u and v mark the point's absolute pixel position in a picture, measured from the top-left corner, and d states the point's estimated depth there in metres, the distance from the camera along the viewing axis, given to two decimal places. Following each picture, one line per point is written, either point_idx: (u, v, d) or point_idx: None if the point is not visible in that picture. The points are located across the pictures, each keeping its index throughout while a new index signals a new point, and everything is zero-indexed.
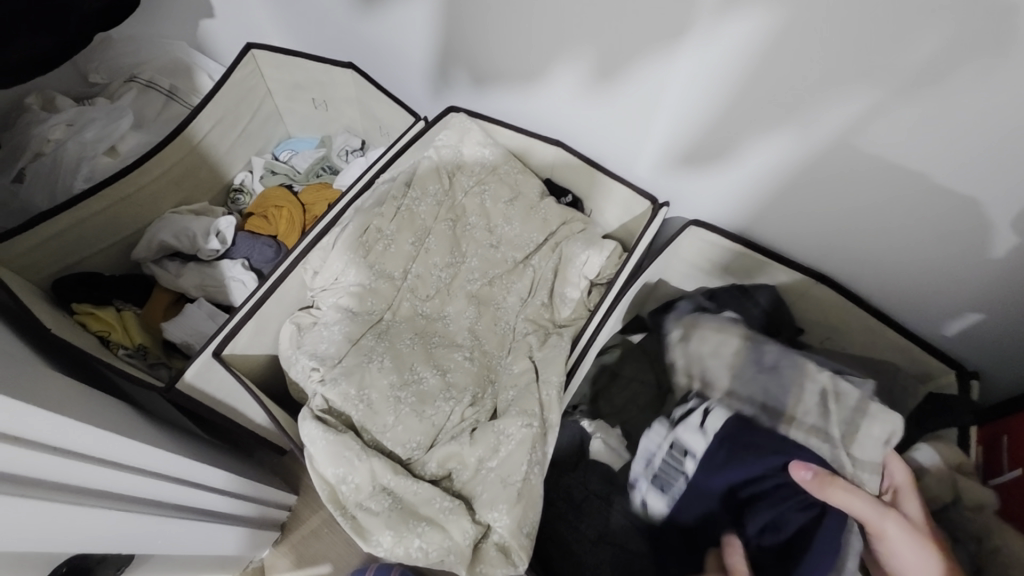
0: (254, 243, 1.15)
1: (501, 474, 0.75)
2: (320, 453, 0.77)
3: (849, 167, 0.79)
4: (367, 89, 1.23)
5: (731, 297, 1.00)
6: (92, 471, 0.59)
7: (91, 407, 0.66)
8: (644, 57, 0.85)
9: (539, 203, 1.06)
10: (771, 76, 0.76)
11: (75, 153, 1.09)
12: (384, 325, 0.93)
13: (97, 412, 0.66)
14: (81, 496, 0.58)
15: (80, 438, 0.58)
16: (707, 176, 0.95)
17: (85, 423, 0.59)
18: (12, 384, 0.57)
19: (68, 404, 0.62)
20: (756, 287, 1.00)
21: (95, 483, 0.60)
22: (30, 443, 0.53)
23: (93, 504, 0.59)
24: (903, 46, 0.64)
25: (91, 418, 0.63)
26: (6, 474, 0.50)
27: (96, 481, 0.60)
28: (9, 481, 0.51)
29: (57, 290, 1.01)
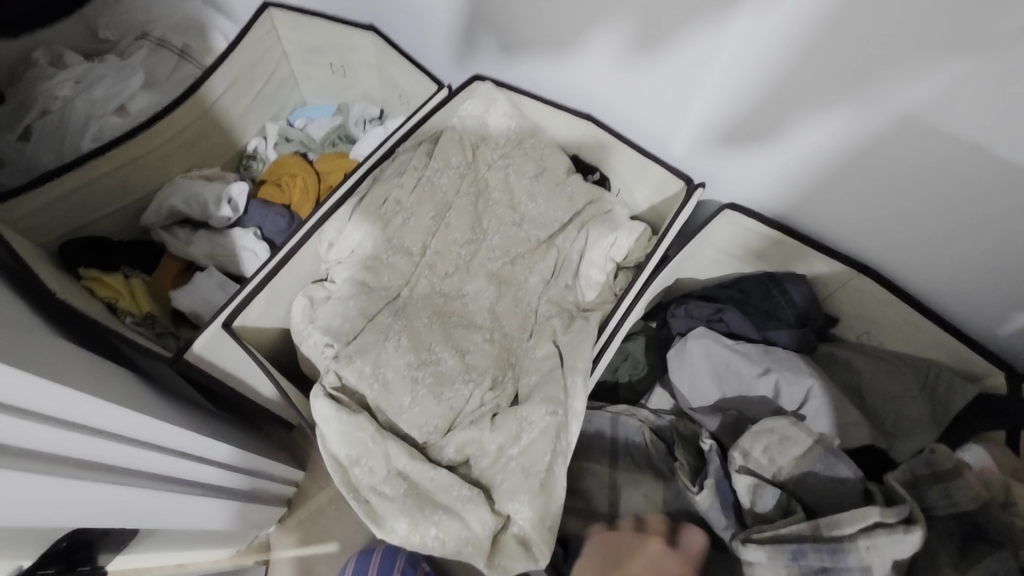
0: (266, 212, 1.11)
1: (523, 463, 0.71)
2: (333, 432, 0.74)
3: (908, 152, 0.74)
4: (388, 55, 1.17)
5: (759, 290, 0.96)
6: (93, 445, 0.56)
7: (92, 377, 0.62)
8: (690, 24, 0.78)
9: (564, 179, 1.01)
10: (832, 47, 0.70)
11: (83, 110, 1.04)
12: (401, 301, 0.89)
13: (101, 382, 0.63)
14: (81, 469, 0.55)
15: (81, 409, 0.55)
16: (747, 157, 0.90)
17: (87, 393, 0.56)
18: (13, 349, 0.54)
19: (71, 373, 0.58)
20: (789, 277, 0.95)
21: (96, 456, 0.57)
22: (27, 412, 0.49)
23: (93, 478, 0.56)
24: (987, 16, 0.58)
25: (95, 388, 0.59)
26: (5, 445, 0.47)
27: (98, 455, 0.57)
28: (7, 451, 0.48)
29: (64, 254, 0.98)
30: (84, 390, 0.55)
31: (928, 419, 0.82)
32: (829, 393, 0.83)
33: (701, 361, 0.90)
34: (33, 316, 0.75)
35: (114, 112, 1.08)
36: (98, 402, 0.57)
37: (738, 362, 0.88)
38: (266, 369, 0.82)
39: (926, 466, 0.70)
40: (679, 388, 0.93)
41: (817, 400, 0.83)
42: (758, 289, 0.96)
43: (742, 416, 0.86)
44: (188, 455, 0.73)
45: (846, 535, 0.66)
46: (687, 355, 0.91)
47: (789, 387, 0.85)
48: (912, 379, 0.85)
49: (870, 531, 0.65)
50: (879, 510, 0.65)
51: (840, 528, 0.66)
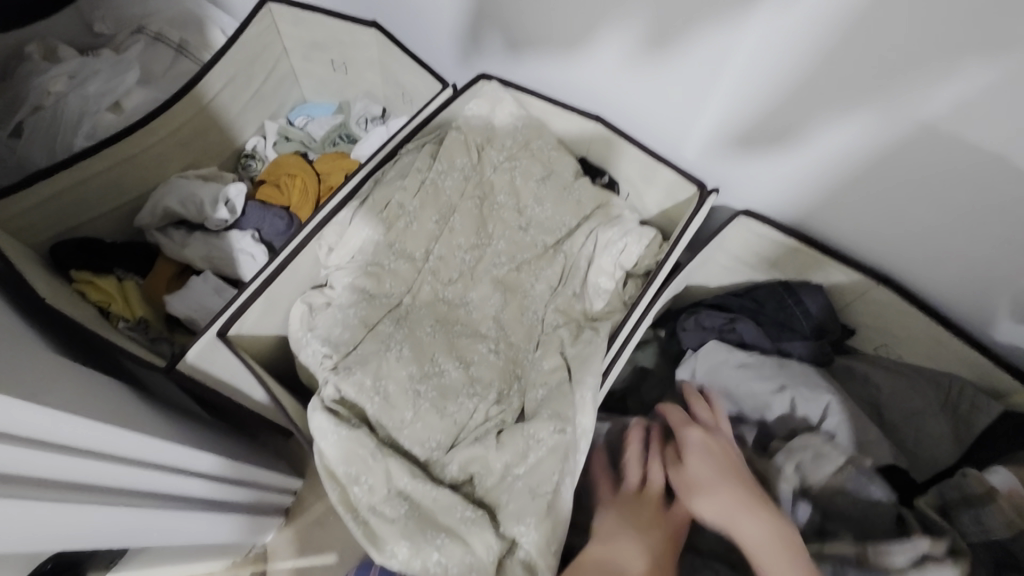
0: (265, 213, 1.07)
1: (529, 483, 0.68)
2: (331, 449, 0.71)
3: (938, 159, 0.70)
4: (391, 52, 1.14)
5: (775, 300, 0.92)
6: (71, 464, 0.53)
7: (73, 391, 0.59)
8: (707, 22, 0.74)
9: (572, 183, 0.97)
10: (860, 48, 0.66)
11: (76, 107, 1.01)
12: (402, 310, 0.85)
13: (86, 398, 0.60)
14: (58, 489, 0.52)
15: (61, 429, 0.52)
16: (763, 162, 0.86)
17: (69, 412, 0.53)
18: None
19: (52, 390, 0.55)
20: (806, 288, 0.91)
21: (74, 475, 0.54)
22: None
23: (70, 499, 0.53)
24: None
25: (79, 405, 0.56)
26: None
27: (76, 474, 0.54)
28: None
29: (55, 256, 0.95)
30: (61, 406, 0.52)
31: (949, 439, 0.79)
32: (848, 411, 0.80)
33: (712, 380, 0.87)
34: (19, 322, 0.71)
35: (109, 109, 1.04)
36: (79, 419, 0.54)
37: (751, 381, 0.85)
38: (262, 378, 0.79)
39: (956, 490, 0.71)
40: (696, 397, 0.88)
41: (837, 417, 0.80)
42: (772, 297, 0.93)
43: (761, 435, 0.83)
44: (178, 469, 0.70)
45: (895, 566, 0.64)
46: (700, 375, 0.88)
47: (806, 404, 0.81)
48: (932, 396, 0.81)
49: (920, 565, 0.63)
50: (928, 540, 0.65)
51: (890, 558, 0.65)
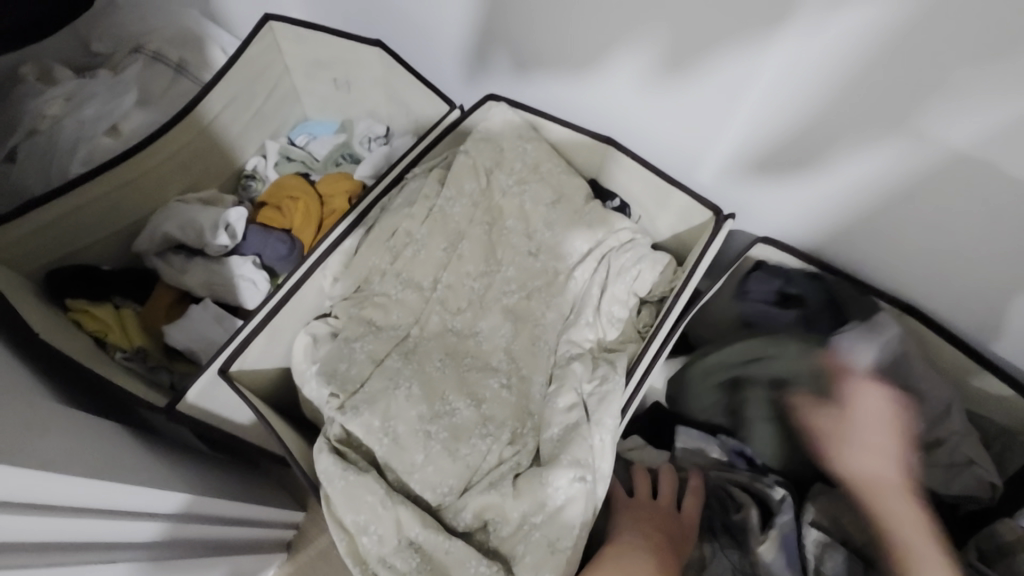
0: (266, 238, 1.04)
1: (548, 536, 0.65)
2: (338, 496, 0.67)
3: (971, 189, 0.67)
4: (396, 71, 1.11)
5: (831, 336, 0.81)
6: (50, 523, 0.50)
7: (57, 438, 0.56)
8: (728, 47, 0.72)
9: (584, 207, 0.94)
10: (890, 71, 0.63)
11: (72, 132, 0.98)
12: (410, 343, 0.82)
13: (71, 445, 0.56)
14: (37, 553, 0.49)
15: (41, 487, 0.49)
16: (782, 187, 0.84)
17: (49, 468, 0.49)
18: None
19: (36, 440, 0.52)
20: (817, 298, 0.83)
21: (53, 534, 0.51)
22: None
23: (52, 563, 0.50)
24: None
25: (66, 455, 0.54)
26: None
27: (53, 532, 0.51)
28: None
29: (50, 282, 0.93)
30: (37, 462, 0.49)
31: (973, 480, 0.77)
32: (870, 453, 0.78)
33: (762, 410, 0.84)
34: (10, 363, 0.68)
35: (106, 133, 1.01)
36: (66, 475, 0.51)
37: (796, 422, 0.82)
38: (263, 416, 0.76)
39: None
40: (688, 436, 0.86)
41: None
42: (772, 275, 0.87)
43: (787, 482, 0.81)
44: (173, 517, 0.67)
45: None
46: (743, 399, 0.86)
47: None
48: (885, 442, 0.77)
49: None
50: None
51: None
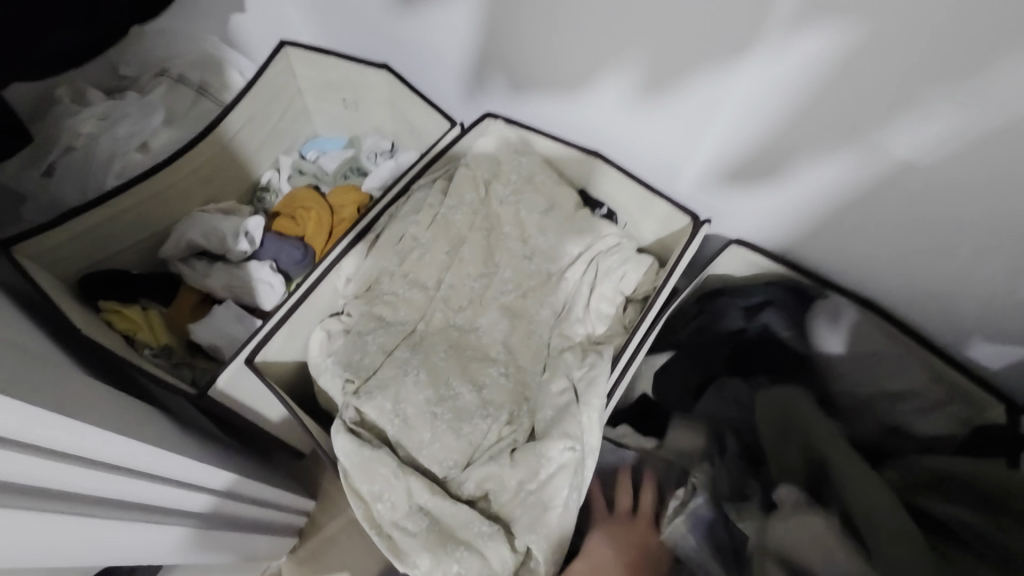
0: (281, 244, 1.13)
1: (541, 500, 0.73)
2: (354, 468, 0.76)
3: (908, 198, 0.76)
4: (401, 92, 1.21)
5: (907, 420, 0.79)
6: (116, 484, 0.57)
7: (116, 412, 0.64)
8: (698, 72, 0.82)
9: (574, 214, 1.03)
10: (833, 96, 0.73)
11: (107, 148, 1.07)
12: (417, 336, 0.91)
13: (129, 420, 0.65)
14: (105, 509, 0.56)
15: (115, 451, 0.56)
16: (752, 195, 0.93)
17: (121, 435, 0.58)
18: (57, 390, 0.56)
19: (106, 412, 0.61)
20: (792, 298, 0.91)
21: (119, 494, 0.58)
22: (55, 452, 0.50)
23: (119, 519, 0.57)
24: (1002, 67, 0.59)
25: (129, 428, 0.62)
26: (43, 488, 0.49)
27: (120, 493, 0.58)
28: (44, 495, 0.49)
29: (85, 286, 1.01)
30: (109, 427, 0.57)
31: None
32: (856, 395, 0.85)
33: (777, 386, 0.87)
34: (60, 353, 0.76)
35: (137, 149, 1.11)
36: (132, 442, 0.59)
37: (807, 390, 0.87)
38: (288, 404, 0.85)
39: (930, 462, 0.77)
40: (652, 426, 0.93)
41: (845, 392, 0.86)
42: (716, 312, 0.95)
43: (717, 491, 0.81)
44: (212, 489, 0.74)
45: None
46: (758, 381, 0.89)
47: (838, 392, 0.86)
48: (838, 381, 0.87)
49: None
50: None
51: None
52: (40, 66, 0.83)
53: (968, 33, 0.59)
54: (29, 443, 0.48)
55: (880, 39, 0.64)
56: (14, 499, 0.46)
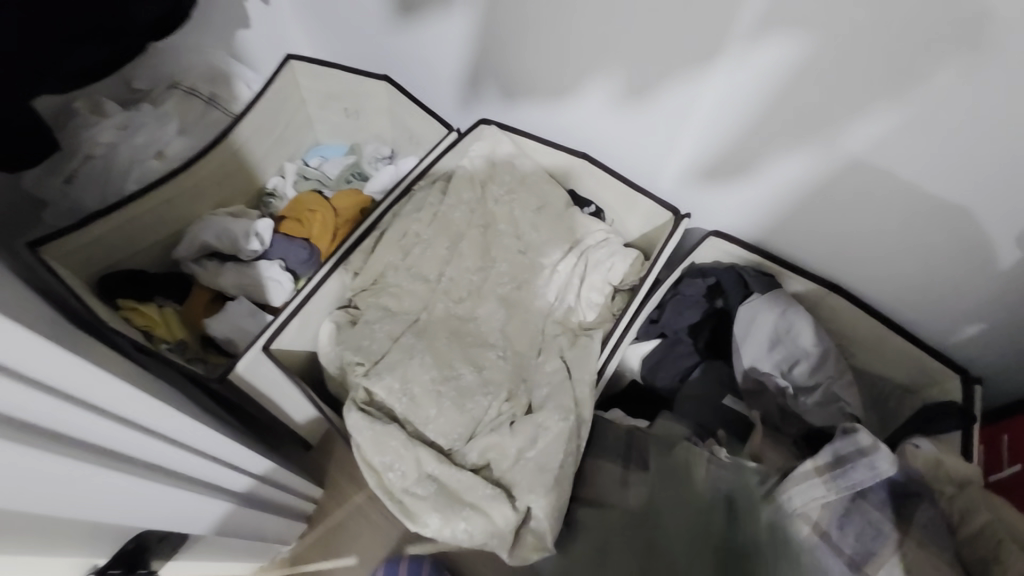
0: (289, 245, 1.19)
1: (539, 461, 0.82)
2: (366, 441, 0.84)
3: (863, 188, 0.84)
4: (400, 101, 1.29)
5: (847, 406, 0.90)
6: (162, 451, 0.63)
7: (164, 390, 0.71)
8: (674, 77, 0.90)
9: (564, 211, 1.10)
10: (793, 98, 0.81)
11: (126, 156, 1.14)
12: (421, 324, 0.98)
13: (177, 401, 0.71)
14: (152, 473, 0.62)
15: (165, 422, 0.63)
16: (726, 190, 1.01)
17: (174, 410, 0.64)
18: (120, 366, 0.63)
19: (155, 389, 0.67)
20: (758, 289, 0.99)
21: (163, 461, 0.64)
22: (116, 415, 0.56)
23: (163, 483, 0.63)
24: (939, 71, 0.67)
25: (176, 405, 0.68)
26: (107, 449, 0.55)
27: (164, 459, 0.64)
28: (108, 455, 0.55)
29: (106, 285, 1.08)
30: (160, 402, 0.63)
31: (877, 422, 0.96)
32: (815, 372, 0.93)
33: (742, 360, 0.96)
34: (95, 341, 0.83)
35: (153, 157, 1.19)
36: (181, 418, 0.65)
37: (764, 364, 0.95)
38: (315, 401, 0.95)
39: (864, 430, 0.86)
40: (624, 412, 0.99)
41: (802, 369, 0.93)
42: (673, 307, 1.04)
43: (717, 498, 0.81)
44: (234, 465, 0.80)
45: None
46: (739, 357, 0.97)
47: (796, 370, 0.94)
48: (775, 384, 0.93)
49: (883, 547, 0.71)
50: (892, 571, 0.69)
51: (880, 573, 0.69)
52: (66, 81, 0.85)
53: (907, 43, 0.67)
54: (106, 409, 0.55)
55: (832, 48, 0.72)
56: (84, 453, 0.52)
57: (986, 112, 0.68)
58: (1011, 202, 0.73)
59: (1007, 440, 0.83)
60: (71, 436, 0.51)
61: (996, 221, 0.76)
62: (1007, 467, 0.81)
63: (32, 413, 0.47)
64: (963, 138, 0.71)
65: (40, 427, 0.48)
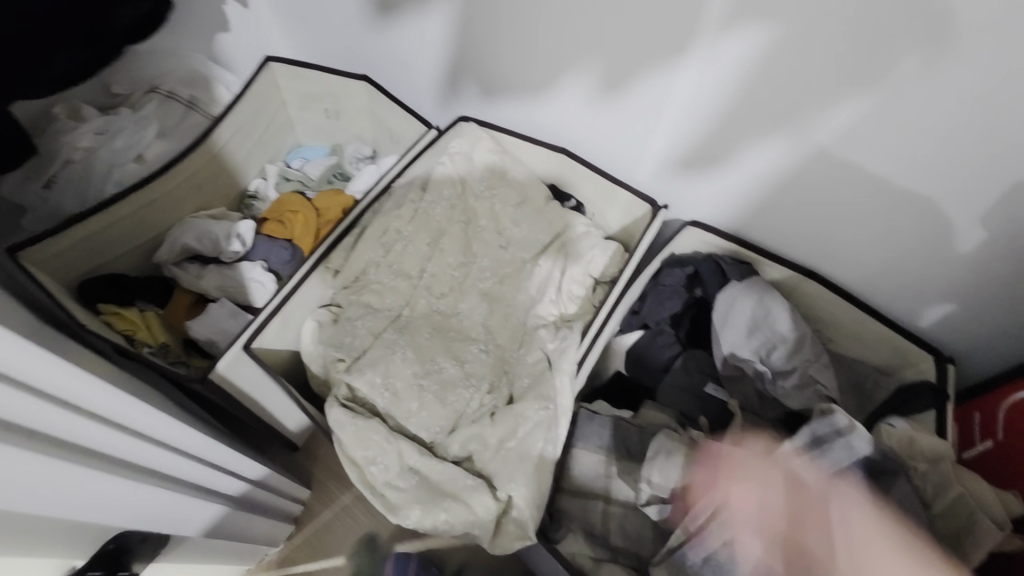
0: (272, 246, 1.20)
1: (520, 452, 0.83)
2: (348, 437, 0.85)
3: (831, 175, 0.86)
4: (379, 100, 1.30)
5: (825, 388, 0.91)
6: (145, 450, 0.63)
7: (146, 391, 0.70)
8: (647, 70, 0.91)
9: (545, 206, 1.11)
10: (761, 87, 0.82)
11: (106, 160, 1.14)
12: (402, 320, 0.98)
13: (161, 401, 0.71)
14: (137, 472, 0.62)
15: (149, 422, 0.62)
16: (701, 181, 1.02)
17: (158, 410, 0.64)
18: (101, 366, 0.63)
19: (138, 389, 0.67)
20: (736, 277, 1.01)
21: (147, 461, 0.64)
22: (101, 416, 0.56)
23: (148, 482, 0.63)
24: (901, 57, 0.69)
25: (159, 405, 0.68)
26: (91, 450, 0.55)
27: (149, 460, 0.63)
28: (93, 456, 0.55)
29: (86, 290, 1.07)
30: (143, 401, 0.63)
31: (855, 405, 0.98)
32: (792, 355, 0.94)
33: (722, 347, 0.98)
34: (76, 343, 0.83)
35: (133, 160, 1.19)
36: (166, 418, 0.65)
37: (743, 349, 0.96)
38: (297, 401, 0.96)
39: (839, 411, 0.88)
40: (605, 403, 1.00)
41: (780, 353, 0.94)
42: (655, 297, 1.05)
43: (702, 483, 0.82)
44: (219, 465, 0.79)
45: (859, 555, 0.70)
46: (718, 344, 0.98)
47: (775, 354, 0.95)
48: (753, 369, 0.94)
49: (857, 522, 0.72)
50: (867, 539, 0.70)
51: None
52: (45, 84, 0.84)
53: (869, 30, 0.68)
54: (89, 410, 0.54)
55: (799, 36, 0.74)
56: (68, 453, 0.51)
57: (946, 97, 0.69)
58: (974, 185, 0.75)
59: (978, 418, 0.85)
60: (57, 436, 0.51)
61: (959, 204, 0.78)
62: (980, 443, 0.83)
63: (16, 414, 0.46)
64: (927, 124, 0.72)
65: (25, 427, 0.48)
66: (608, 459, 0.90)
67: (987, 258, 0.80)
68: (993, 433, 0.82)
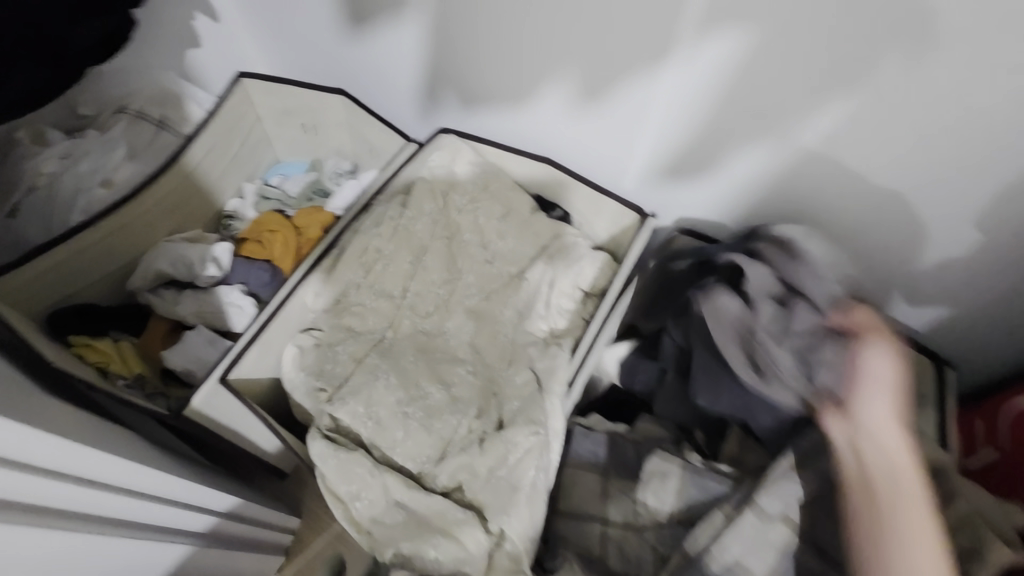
0: (250, 267, 1.16)
1: (511, 480, 0.80)
2: (331, 471, 0.82)
3: (819, 178, 0.83)
4: (357, 113, 1.26)
5: None
6: (106, 500, 0.59)
7: (110, 433, 0.67)
8: (627, 75, 0.88)
9: (530, 217, 1.08)
10: (745, 91, 0.79)
11: (71, 185, 1.09)
12: (386, 344, 0.95)
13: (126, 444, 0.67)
14: (97, 525, 0.58)
15: (104, 468, 0.58)
16: (687, 187, 1.00)
17: (115, 456, 0.60)
18: (55, 412, 0.59)
19: (99, 433, 0.63)
20: None
21: (109, 511, 0.60)
22: (50, 469, 0.52)
23: (111, 533, 0.59)
24: (887, 58, 0.66)
25: (123, 449, 0.64)
26: (41, 507, 0.51)
27: (111, 510, 0.59)
28: (43, 513, 0.51)
29: (55, 322, 1.03)
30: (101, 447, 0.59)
31: None
32: None
33: None
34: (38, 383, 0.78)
35: (101, 185, 1.14)
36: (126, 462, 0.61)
37: None
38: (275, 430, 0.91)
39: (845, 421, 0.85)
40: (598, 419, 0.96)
41: None
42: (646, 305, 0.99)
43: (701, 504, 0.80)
44: (194, 506, 0.76)
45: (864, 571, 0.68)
46: None
47: None
48: None
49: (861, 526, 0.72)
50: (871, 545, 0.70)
51: None
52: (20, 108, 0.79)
53: (855, 30, 0.66)
54: (30, 463, 0.50)
55: (781, 37, 0.71)
56: (12, 515, 0.47)
57: (935, 97, 0.67)
58: (964, 186, 0.72)
59: (980, 425, 0.83)
60: None
61: (950, 206, 0.75)
62: (983, 452, 0.81)
63: None
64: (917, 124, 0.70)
65: None
66: (603, 481, 0.88)
67: (981, 259, 0.78)
68: (995, 441, 0.79)
